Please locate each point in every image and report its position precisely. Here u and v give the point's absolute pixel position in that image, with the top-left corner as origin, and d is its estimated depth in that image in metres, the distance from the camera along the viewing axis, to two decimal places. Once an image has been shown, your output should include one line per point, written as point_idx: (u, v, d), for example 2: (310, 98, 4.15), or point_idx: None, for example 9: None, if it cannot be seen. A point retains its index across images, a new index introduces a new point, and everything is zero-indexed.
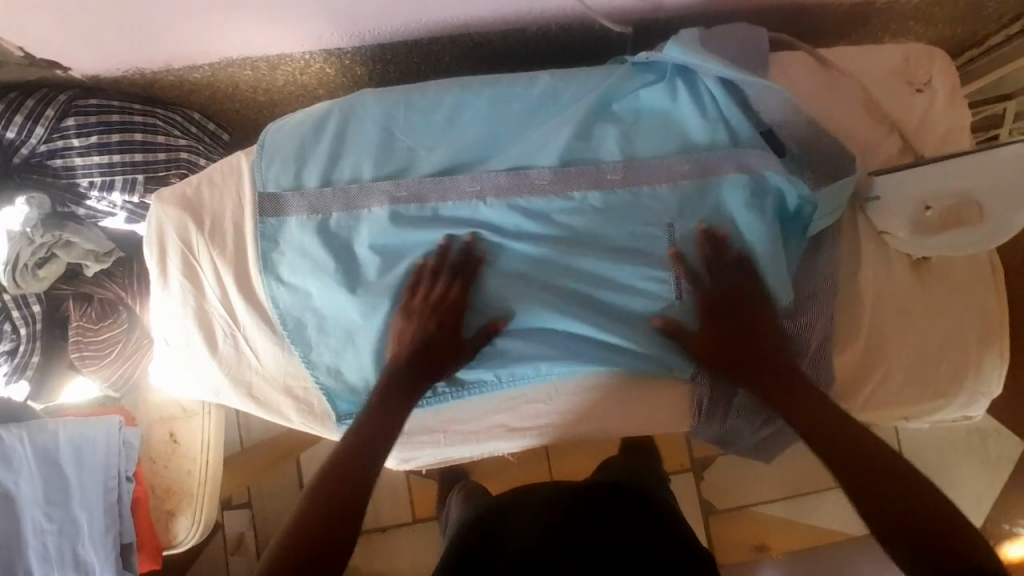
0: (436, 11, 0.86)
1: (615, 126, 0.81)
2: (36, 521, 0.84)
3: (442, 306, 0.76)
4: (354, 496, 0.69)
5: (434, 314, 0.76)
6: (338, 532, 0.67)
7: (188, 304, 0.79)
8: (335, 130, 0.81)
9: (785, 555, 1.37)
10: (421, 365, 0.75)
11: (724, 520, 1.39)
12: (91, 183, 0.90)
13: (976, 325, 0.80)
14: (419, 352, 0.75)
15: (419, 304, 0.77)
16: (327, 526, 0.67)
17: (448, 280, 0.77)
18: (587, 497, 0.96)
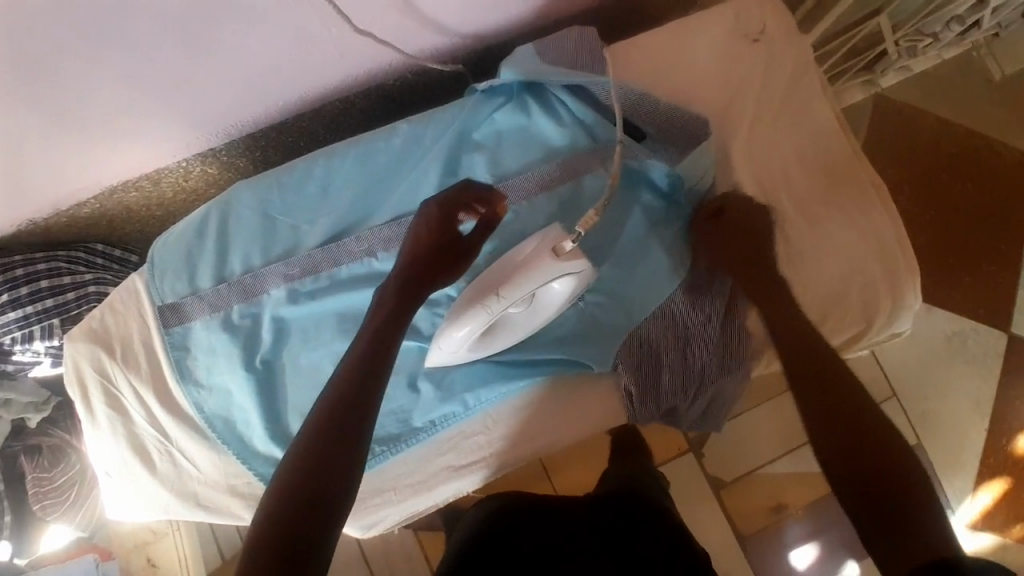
0: (286, 89, 0.89)
1: (479, 153, 0.83)
2: None
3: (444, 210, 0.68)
4: (363, 418, 0.59)
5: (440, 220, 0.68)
6: (346, 443, 0.58)
7: (119, 434, 0.80)
8: (217, 226, 0.83)
9: (804, 508, 1.35)
10: (437, 260, 0.67)
11: (736, 492, 1.36)
12: (12, 339, 0.92)
13: (876, 246, 0.80)
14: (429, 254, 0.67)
15: (434, 218, 0.68)
16: (335, 453, 0.57)
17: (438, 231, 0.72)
18: (627, 511, 0.93)
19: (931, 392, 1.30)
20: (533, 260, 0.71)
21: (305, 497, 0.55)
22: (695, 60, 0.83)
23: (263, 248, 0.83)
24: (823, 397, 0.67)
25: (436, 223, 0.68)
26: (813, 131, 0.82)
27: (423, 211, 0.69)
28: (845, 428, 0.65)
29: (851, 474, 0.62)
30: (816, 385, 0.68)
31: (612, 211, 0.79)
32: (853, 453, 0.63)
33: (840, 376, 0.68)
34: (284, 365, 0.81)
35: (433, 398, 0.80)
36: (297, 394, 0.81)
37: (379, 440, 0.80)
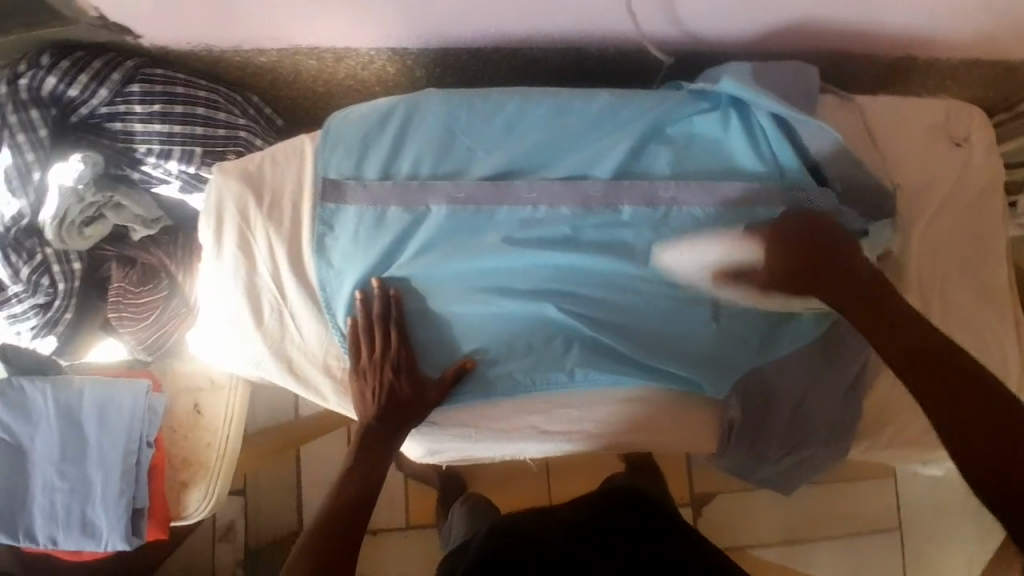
0: (504, 22, 0.89)
1: (667, 147, 0.83)
2: (51, 476, 0.90)
3: (387, 356, 0.79)
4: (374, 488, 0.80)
5: (381, 369, 0.79)
6: (376, 468, 0.80)
7: (240, 275, 0.81)
8: (399, 123, 0.84)
9: None
10: (388, 419, 0.80)
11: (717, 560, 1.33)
12: (148, 150, 0.93)
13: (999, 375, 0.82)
14: (379, 420, 0.80)
15: (371, 360, 0.79)
16: (369, 488, 0.80)
17: (384, 324, 0.79)
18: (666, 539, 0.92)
19: (928, 536, 1.35)
20: (804, 230, 0.75)
21: (335, 531, 0.76)
22: (898, 144, 0.86)
23: (433, 159, 0.83)
24: (927, 369, 0.67)
25: (378, 357, 0.79)
26: (978, 251, 0.85)
27: (354, 323, 0.80)
28: (955, 391, 0.65)
29: (952, 405, 0.65)
30: (913, 344, 0.69)
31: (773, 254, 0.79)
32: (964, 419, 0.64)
33: (913, 325, 0.69)
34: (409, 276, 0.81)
35: (542, 359, 0.81)
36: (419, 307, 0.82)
37: (477, 377, 0.81)
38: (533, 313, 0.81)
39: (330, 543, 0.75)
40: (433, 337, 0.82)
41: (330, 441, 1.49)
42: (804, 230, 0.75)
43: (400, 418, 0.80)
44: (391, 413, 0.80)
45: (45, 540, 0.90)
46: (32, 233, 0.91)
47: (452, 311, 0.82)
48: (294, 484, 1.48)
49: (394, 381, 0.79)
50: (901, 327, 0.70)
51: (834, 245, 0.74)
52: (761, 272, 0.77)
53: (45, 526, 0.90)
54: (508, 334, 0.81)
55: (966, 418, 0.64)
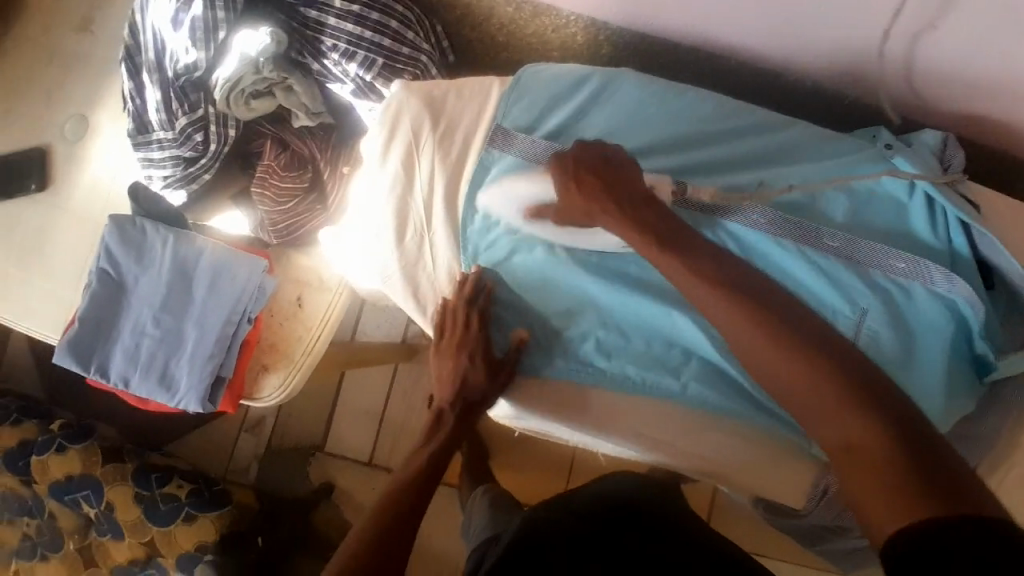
0: (712, 28, 0.88)
1: (846, 197, 0.80)
2: (149, 320, 0.94)
3: (468, 340, 0.82)
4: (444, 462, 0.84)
5: (460, 353, 0.83)
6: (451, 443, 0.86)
7: (394, 191, 0.82)
8: (587, 92, 0.83)
9: None
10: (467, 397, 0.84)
11: None
12: (334, 46, 0.94)
13: None
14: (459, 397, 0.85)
15: (454, 337, 0.83)
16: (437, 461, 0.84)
17: (470, 307, 0.81)
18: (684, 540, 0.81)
19: None
20: (597, 160, 0.72)
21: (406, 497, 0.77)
22: None
23: (609, 136, 0.82)
24: (776, 359, 0.60)
25: (458, 336, 0.83)
26: None
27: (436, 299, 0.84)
28: (848, 387, 0.56)
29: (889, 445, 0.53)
30: (736, 294, 0.63)
31: (921, 337, 0.78)
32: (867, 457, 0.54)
33: (727, 285, 0.63)
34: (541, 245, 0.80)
35: (649, 365, 0.81)
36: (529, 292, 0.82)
37: (585, 362, 0.82)
38: (637, 321, 0.81)
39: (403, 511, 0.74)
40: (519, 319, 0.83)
41: (373, 373, 1.50)
42: (593, 161, 0.73)
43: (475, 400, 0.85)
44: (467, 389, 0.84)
45: (118, 378, 0.94)
46: (199, 88, 0.93)
47: (560, 295, 0.82)
48: (329, 401, 1.51)
49: (465, 361, 0.83)
50: (739, 300, 0.62)
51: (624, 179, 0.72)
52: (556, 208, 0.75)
53: (122, 367, 0.94)
54: (629, 328, 0.81)
55: (857, 423, 0.55)
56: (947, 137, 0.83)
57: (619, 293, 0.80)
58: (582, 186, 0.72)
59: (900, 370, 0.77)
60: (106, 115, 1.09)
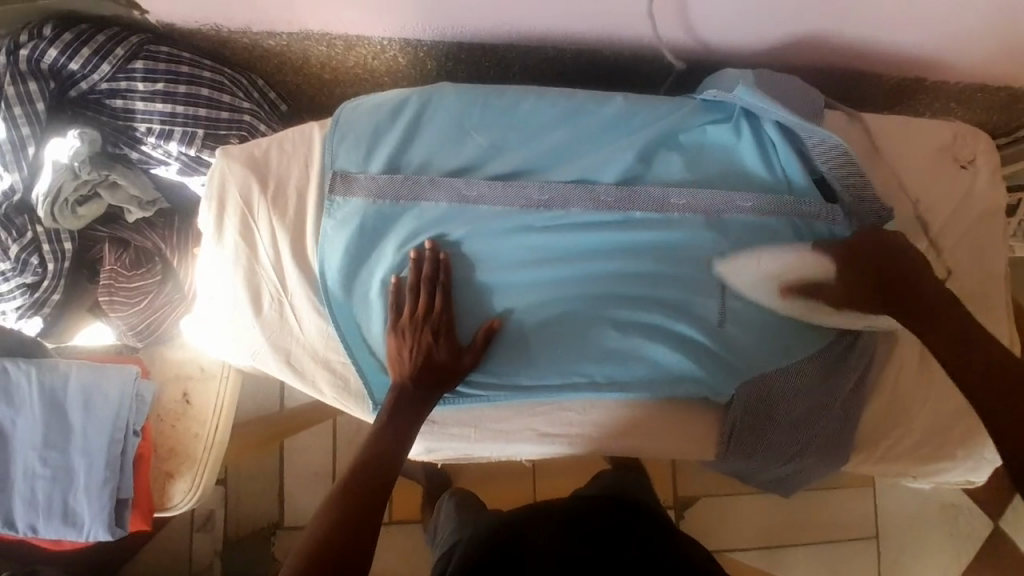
0: (521, 20, 0.87)
1: (680, 155, 0.82)
2: (31, 464, 0.88)
3: (431, 315, 0.77)
4: (397, 441, 0.75)
5: (423, 328, 0.77)
6: (411, 416, 0.77)
7: (239, 264, 0.79)
8: (411, 115, 0.82)
9: None
10: (423, 382, 0.77)
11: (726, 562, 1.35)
12: (148, 130, 0.90)
13: None
14: (416, 378, 0.77)
15: (431, 318, 0.77)
16: (381, 466, 0.73)
17: (430, 290, 0.78)
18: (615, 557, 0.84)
19: (904, 547, 1.36)
20: (871, 236, 0.77)
21: (336, 538, 0.66)
22: (901, 165, 0.87)
23: (443, 155, 0.81)
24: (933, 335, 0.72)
25: (420, 319, 0.77)
26: (980, 268, 0.87)
27: (401, 285, 0.78)
28: (985, 373, 0.67)
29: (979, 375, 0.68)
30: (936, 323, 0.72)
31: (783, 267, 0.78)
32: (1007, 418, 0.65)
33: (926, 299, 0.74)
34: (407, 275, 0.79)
35: (567, 353, 0.80)
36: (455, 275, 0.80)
37: (488, 382, 0.81)
38: (565, 294, 0.81)
39: (365, 503, 0.69)
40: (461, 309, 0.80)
41: (313, 435, 1.47)
42: (876, 244, 0.76)
43: (435, 394, 0.79)
44: (429, 377, 0.78)
45: (25, 527, 0.87)
46: (24, 211, 0.88)
47: (486, 305, 0.81)
48: (277, 474, 1.46)
49: (432, 343, 0.77)
50: (925, 312, 0.73)
51: (891, 257, 0.76)
52: (833, 289, 0.77)
53: (25, 514, 0.87)
54: (535, 331, 0.81)
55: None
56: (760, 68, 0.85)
57: (537, 287, 0.81)
58: (874, 272, 0.76)
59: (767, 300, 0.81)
60: None
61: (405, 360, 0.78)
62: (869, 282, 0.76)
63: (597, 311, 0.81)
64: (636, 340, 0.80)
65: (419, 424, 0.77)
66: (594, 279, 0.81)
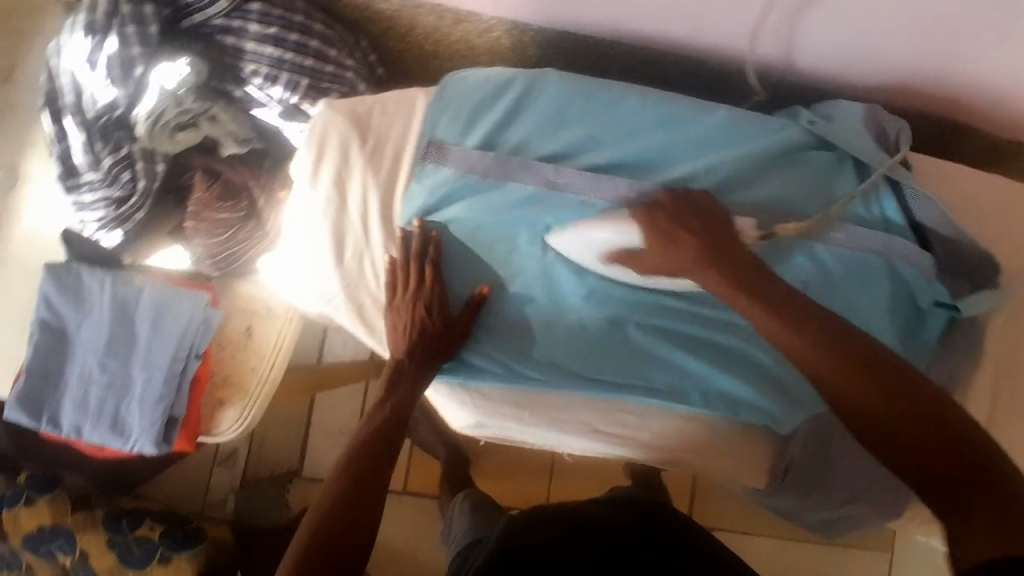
0: (632, 20, 0.89)
1: (777, 178, 0.82)
2: (91, 369, 0.92)
3: (424, 290, 0.81)
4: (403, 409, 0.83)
5: (416, 302, 0.81)
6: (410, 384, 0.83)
7: (328, 212, 0.81)
8: (516, 95, 0.83)
9: None
10: (419, 351, 0.82)
11: None
12: (255, 71, 0.93)
13: None
14: (411, 349, 0.82)
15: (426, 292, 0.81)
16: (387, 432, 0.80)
17: (422, 259, 0.80)
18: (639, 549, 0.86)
19: None
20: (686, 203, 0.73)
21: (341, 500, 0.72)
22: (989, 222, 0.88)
23: (540, 139, 0.82)
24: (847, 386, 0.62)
25: (413, 294, 0.81)
26: None
27: (399, 260, 0.80)
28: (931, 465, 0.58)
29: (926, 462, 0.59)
30: (787, 306, 0.67)
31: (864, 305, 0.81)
32: (923, 458, 0.59)
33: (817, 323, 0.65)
34: (492, 246, 0.82)
35: (632, 356, 0.82)
36: (519, 255, 0.82)
37: (553, 368, 0.83)
38: (632, 292, 0.81)
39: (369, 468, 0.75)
40: (508, 279, 0.82)
41: (341, 394, 1.49)
42: (696, 213, 0.73)
43: (436, 362, 0.82)
44: (423, 345, 0.81)
45: (71, 427, 0.92)
46: (122, 126, 0.92)
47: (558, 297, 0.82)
48: (301, 425, 1.49)
49: (425, 316, 0.81)
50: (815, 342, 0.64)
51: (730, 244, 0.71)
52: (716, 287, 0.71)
53: (74, 415, 0.92)
54: (601, 326, 0.82)
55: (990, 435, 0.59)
56: (873, 106, 0.87)
57: (589, 276, 0.80)
58: (663, 239, 0.72)
59: (848, 332, 0.81)
60: (33, 163, 1.06)
61: (400, 331, 0.82)
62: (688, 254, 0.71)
63: (659, 317, 0.80)
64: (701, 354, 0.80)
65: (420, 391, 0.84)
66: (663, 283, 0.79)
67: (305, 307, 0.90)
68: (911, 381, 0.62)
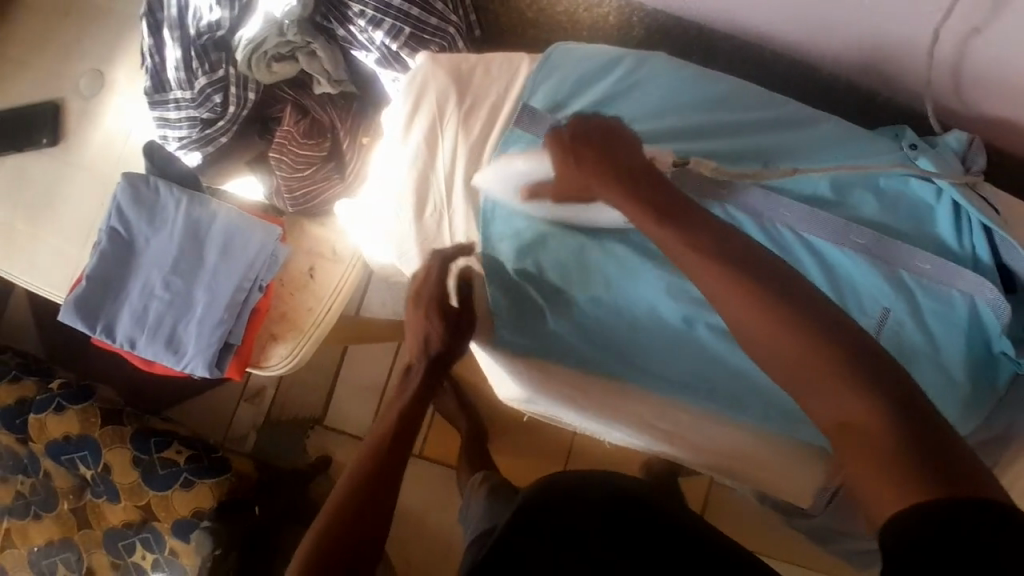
0: (750, 16, 0.86)
1: (873, 198, 0.79)
2: (154, 284, 0.93)
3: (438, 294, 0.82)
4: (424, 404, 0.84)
5: (430, 305, 0.82)
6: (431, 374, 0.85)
7: (414, 164, 0.81)
8: (619, 75, 0.81)
9: None
10: (437, 346, 0.84)
11: None
12: (361, 12, 0.90)
13: None
14: (428, 346, 0.84)
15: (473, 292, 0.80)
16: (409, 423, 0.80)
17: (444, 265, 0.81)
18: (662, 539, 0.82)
19: None
20: (598, 125, 0.67)
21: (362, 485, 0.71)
22: None
23: (636, 122, 0.80)
24: (807, 364, 0.53)
25: (427, 299, 0.82)
26: None
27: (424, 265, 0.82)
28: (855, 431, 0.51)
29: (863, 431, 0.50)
30: (735, 262, 0.57)
31: (942, 340, 0.77)
32: (865, 432, 0.50)
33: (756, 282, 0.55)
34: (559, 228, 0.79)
35: (689, 355, 0.80)
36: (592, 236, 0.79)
37: (604, 354, 0.82)
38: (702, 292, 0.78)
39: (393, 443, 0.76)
40: (577, 258, 0.79)
41: (374, 350, 1.50)
42: (594, 131, 0.67)
43: (456, 347, 0.85)
44: (440, 338, 0.83)
45: (127, 337, 0.92)
46: (221, 48, 0.91)
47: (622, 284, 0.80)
48: (330, 375, 1.50)
49: (433, 314, 0.82)
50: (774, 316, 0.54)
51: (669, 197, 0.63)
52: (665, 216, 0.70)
53: (130, 327, 0.93)
54: (666, 321, 0.80)
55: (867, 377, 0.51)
56: (972, 139, 0.81)
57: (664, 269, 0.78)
58: (576, 160, 0.67)
59: (925, 366, 0.77)
60: (122, 72, 1.07)
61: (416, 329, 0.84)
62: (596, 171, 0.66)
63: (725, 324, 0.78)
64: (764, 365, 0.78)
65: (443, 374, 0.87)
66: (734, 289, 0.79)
67: (372, 255, 0.91)
68: (879, 357, 0.52)
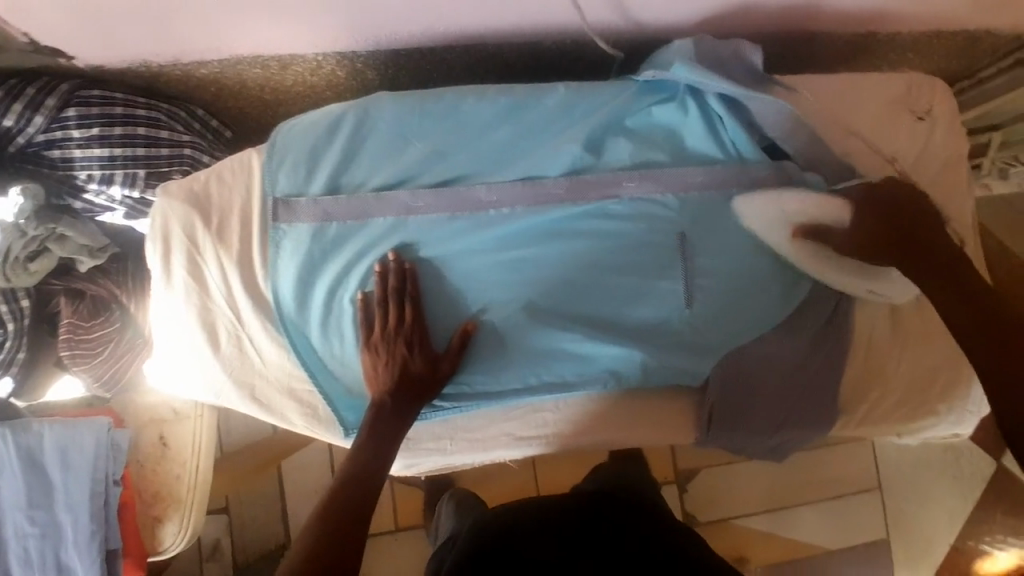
0: (455, 21, 0.85)
1: (627, 140, 0.81)
2: (19, 523, 0.85)
3: (406, 328, 0.77)
4: (377, 466, 0.74)
5: (396, 341, 0.76)
6: (393, 424, 0.76)
7: (193, 303, 0.78)
8: (350, 131, 0.80)
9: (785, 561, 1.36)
10: (400, 394, 0.76)
11: (739, 530, 1.37)
12: (89, 176, 0.88)
13: None
14: (392, 392, 0.76)
15: (382, 333, 0.77)
16: (375, 470, 0.74)
17: (398, 301, 0.77)
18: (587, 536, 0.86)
19: (909, 496, 1.38)
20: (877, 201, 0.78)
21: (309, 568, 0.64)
22: (851, 117, 0.89)
23: (386, 168, 0.79)
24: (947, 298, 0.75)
25: (392, 332, 0.76)
26: (942, 219, 0.89)
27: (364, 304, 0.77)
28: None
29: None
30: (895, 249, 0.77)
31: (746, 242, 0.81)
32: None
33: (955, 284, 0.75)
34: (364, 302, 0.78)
35: (537, 359, 0.81)
36: (411, 289, 0.77)
37: (454, 397, 0.81)
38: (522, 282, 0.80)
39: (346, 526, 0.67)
40: (433, 307, 0.79)
41: (307, 457, 1.46)
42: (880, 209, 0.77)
43: (421, 400, 0.78)
44: (405, 388, 0.77)
45: None
46: None
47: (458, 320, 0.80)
48: (277, 502, 1.46)
49: (403, 355, 0.76)
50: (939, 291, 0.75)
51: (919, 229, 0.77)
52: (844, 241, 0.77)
53: (22, 573, 0.85)
54: (500, 323, 0.80)
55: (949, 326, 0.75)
56: (703, 38, 0.82)
57: (492, 285, 0.80)
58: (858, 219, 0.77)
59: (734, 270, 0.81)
60: None
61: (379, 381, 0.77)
62: (880, 234, 0.76)
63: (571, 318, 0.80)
64: (604, 337, 0.80)
65: (394, 449, 0.76)
66: (547, 276, 0.80)
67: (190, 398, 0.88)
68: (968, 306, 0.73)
